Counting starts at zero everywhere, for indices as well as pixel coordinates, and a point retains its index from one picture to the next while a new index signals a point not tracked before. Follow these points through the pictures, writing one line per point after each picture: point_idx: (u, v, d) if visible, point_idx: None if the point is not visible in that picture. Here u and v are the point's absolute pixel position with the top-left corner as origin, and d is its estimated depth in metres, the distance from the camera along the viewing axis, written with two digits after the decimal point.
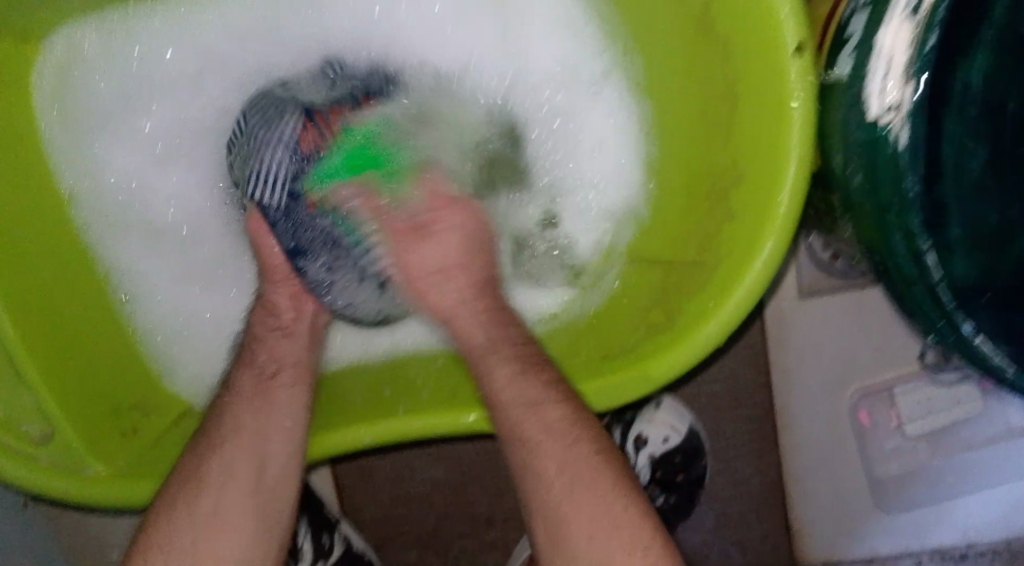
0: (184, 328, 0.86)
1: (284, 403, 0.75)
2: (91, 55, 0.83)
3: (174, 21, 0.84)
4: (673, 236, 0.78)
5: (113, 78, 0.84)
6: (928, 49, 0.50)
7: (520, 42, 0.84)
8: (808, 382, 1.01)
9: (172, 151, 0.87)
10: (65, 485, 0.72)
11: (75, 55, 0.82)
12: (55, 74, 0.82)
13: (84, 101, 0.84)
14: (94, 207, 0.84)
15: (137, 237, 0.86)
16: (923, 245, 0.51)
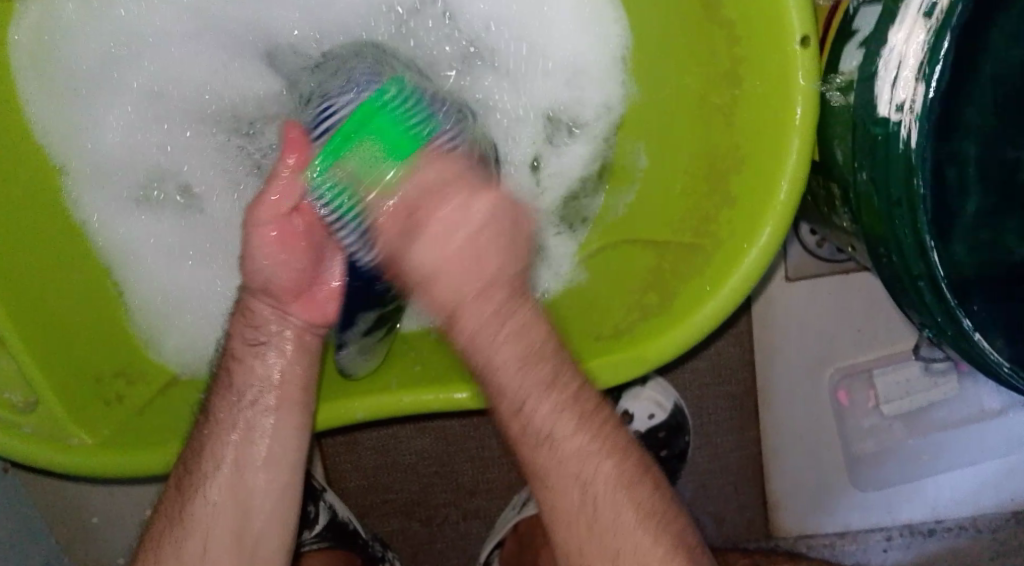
0: (169, 296, 0.84)
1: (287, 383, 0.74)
2: (74, 18, 0.80)
3: None
4: (663, 221, 0.79)
5: (99, 39, 0.81)
6: (944, 51, 0.49)
7: (537, 18, 0.83)
8: (790, 360, 1.03)
9: (169, 117, 0.84)
10: (49, 454, 0.72)
11: (55, 17, 0.79)
12: (33, 33, 0.78)
13: (65, 63, 0.80)
14: (78, 170, 0.81)
15: (117, 201, 0.83)
16: (929, 240, 0.51)
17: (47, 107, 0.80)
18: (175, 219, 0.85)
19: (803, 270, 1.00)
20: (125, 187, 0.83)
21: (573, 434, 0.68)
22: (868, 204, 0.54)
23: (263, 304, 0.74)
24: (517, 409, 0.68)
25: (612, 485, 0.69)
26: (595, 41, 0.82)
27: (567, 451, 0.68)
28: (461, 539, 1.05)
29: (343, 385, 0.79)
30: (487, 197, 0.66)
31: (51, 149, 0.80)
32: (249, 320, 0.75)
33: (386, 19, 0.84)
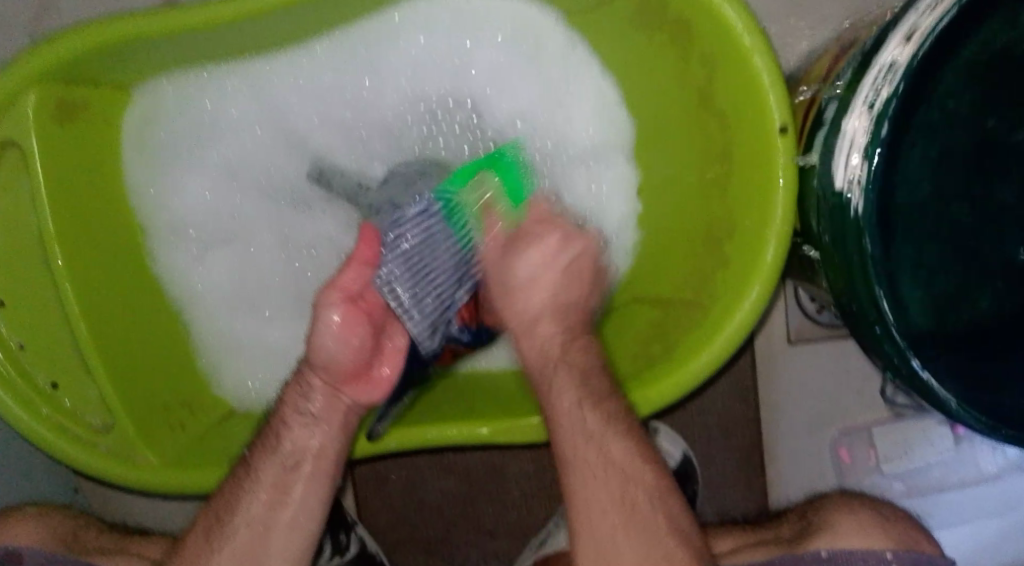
0: (231, 343, 0.95)
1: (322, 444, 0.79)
2: (171, 105, 0.91)
3: (243, 74, 0.91)
4: (669, 281, 0.88)
5: (190, 120, 0.92)
6: (884, 134, 0.59)
7: (562, 114, 0.92)
8: (792, 418, 1.10)
9: (244, 187, 0.95)
10: (120, 472, 0.82)
11: (158, 104, 0.91)
12: (140, 115, 0.91)
13: (158, 139, 0.92)
14: (163, 229, 0.93)
15: (194, 254, 0.94)
16: (879, 291, 0.60)
17: (142, 177, 0.92)
18: (243, 278, 0.96)
19: (804, 334, 1.07)
20: (197, 243, 0.94)
21: (619, 441, 0.75)
22: (831, 261, 0.64)
23: (319, 382, 0.79)
24: (574, 417, 0.76)
25: (655, 505, 0.75)
26: (612, 132, 0.92)
27: (616, 456, 0.75)
28: None
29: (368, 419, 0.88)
30: (559, 233, 0.77)
31: (142, 212, 0.93)
32: (302, 395, 0.80)
33: (437, 95, 0.94)
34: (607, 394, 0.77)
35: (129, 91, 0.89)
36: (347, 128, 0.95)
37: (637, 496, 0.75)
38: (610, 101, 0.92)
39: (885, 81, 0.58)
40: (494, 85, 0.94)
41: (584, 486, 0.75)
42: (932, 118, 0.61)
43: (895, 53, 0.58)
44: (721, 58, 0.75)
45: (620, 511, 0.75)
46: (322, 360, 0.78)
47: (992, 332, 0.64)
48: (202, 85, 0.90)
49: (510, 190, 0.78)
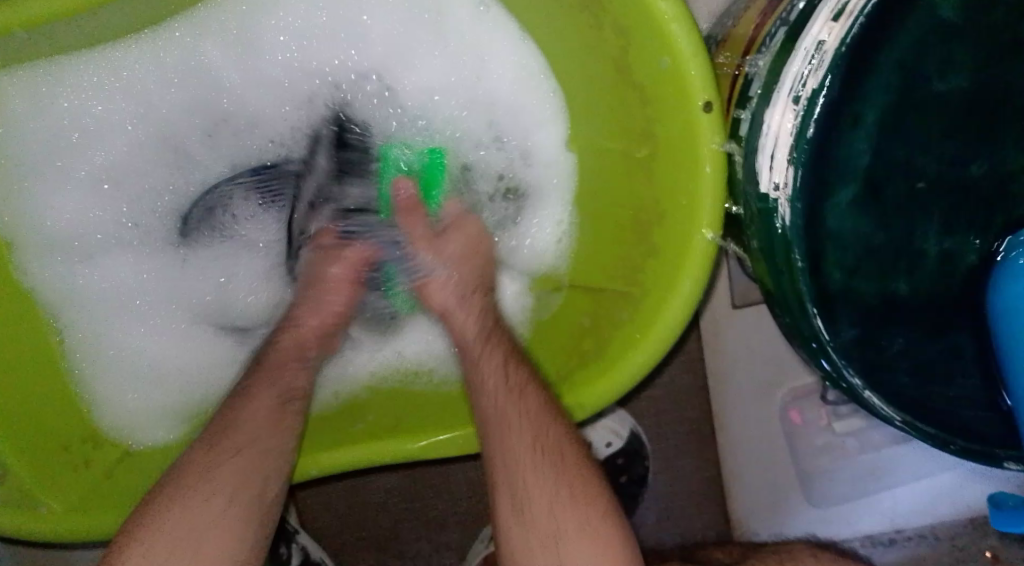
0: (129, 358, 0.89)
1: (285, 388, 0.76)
2: (21, 106, 0.80)
3: (105, 73, 0.81)
4: (601, 268, 0.82)
5: (51, 127, 0.82)
6: (811, 134, 0.53)
7: (479, 87, 0.85)
8: (741, 385, 1.06)
9: (131, 187, 0.88)
10: (18, 524, 0.75)
11: (2, 112, 0.79)
12: None
13: (16, 148, 0.82)
14: (37, 248, 0.84)
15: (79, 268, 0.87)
16: (811, 307, 0.55)
17: (7, 191, 0.83)
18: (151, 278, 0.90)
19: (748, 297, 1.03)
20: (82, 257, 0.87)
21: (528, 395, 0.72)
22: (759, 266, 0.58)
23: (309, 314, 0.82)
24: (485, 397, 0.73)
25: (559, 450, 0.70)
26: (533, 105, 0.85)
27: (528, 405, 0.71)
28: None
29: (333, 423, 0.85)
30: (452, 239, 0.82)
31: (9, 229, 0.83)
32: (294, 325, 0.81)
33: (342, 72, 0.87)
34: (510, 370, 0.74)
35: None
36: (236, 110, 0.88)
37: (546, 439, 0.70)
38: (525, 72, 0.84)
39: (812, 68, 0.52)
40: (400, 59, 0.86)
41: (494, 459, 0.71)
42: (873, 99, 0.54)
43: (821, 35, 0.52)
44: (633, 28, 0.68)
45: (532, 451, 0.70)
46: (318, 277, 0.84)
47: (930, 322, 0.61)
48: (53, 84, 0.79)
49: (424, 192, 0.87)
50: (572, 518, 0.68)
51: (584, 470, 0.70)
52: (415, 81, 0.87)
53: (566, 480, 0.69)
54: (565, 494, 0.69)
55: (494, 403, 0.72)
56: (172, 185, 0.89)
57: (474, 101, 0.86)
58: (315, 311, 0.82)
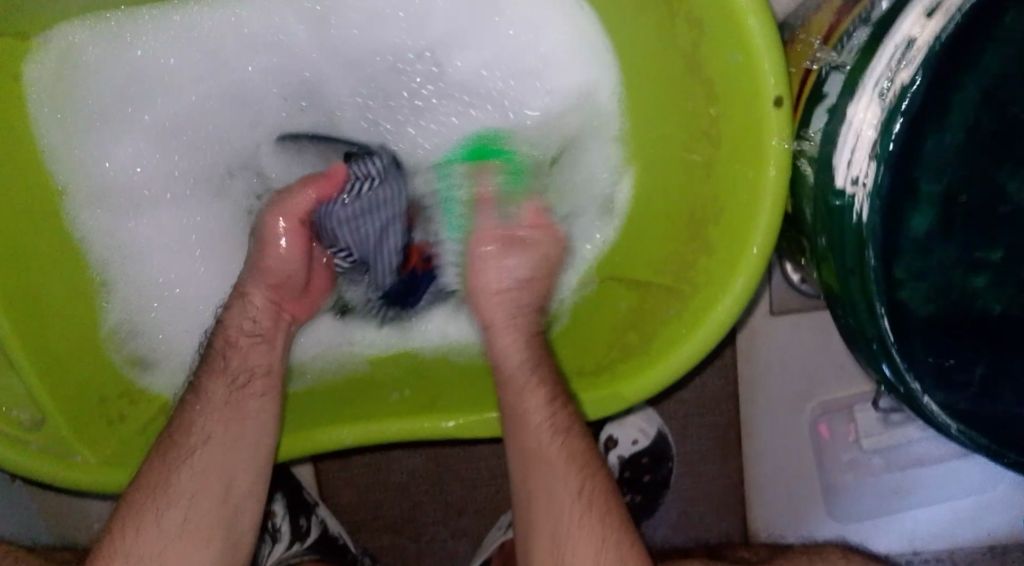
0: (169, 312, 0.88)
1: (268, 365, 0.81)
2: (93, 52, 0.83)
3: (175, 23, 0.83)
4: (650, 262, 0.82)
5: (119, 75, 0.85)
6: (896, 132, 0.52)
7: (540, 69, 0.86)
8: (772, 394, 1.05)
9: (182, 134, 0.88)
10: (52, 470, 0.76)
11: (75, 54, 0.82)
12: (59, 65, 0.82)
13: (81, 94, 0.84)
14: (89, 191, 0.85)
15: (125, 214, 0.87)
16: (880, 308, 0.54)
17: (63, 138, 0.84)
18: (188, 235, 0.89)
19: (786, 304, 1.02)
20: (123, 208, 0.87)
21: (542, 387, 0.75)
22: (827, 265, 0.58)
23: (261, 291, 0.82)
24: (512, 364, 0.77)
25: (571, 443, 0.74)
26: (590, 96, 0.85)
27: (536, 406, 0.75)
28: (447, 556, 1.09)
29: (355, 392, 0.85)
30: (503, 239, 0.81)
31: (61, 177, 0.84)
32: (245, 313, 0.81)
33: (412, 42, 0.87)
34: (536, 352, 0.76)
35: (44, 39, 0.80)
36: (293, 67, 0.87)
37: (556, 437, 0.74)
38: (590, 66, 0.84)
39: (901, 65, 0.51)
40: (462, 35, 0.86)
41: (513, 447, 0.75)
42: (958, 100, 0.54)
43: (913, 31, 0.51)
44: (708, 18, 0.67)
45: (541, 445, 0.75)
46: (271, 270, 0.82)
47: (996, 336, 0.60)
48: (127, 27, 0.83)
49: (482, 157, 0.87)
50: (574, 499, 0.74)
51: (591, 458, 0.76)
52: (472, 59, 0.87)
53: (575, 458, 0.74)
54: (569, 479, 0.74)
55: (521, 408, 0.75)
56: (221, 139, 0.88)
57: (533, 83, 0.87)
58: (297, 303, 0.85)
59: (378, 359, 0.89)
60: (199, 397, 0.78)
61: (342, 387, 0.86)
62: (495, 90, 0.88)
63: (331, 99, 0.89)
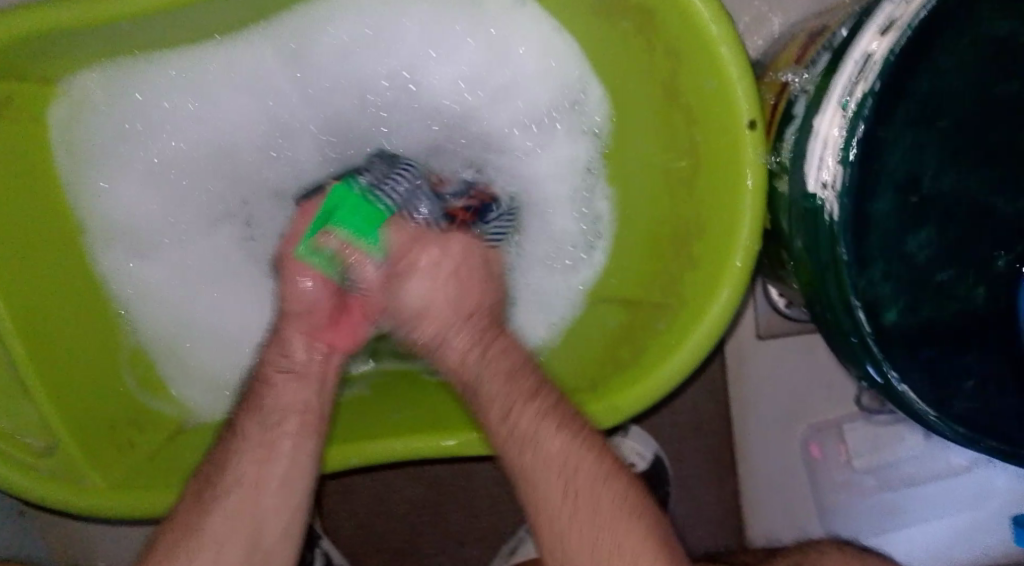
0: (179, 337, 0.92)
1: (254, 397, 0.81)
2: (103, 98, 0.86)
3: (179, 69, 0.86)
4: (637, 281, 0.85)
5: (126, 120, 0.88)
6: (859, 138, 0.57)
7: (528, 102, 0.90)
8: (764, 416, 1.07)
9: (184, 173, 0.92)
10: (64, 495, 0.77)
11: (87, 99, 0.85)
12: (72, 110, 0.84)
13: (89, 137, 0.86)
14: (98, 229, 0.88)
15: (131, 251, 0.90)
16: (854, 301, 0.58)
17: (76, 178, 0.87)
18: (195, 269, 0.94)
19: (773, 329, 1.04)
20: (130, 244, 0.90)
21: (557, 433, 0.70)
22: (803, 266, 0.62)
23: (296, 332, 0.78)
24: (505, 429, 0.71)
25: (599, 484, 0.70)
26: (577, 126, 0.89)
27: (552, 451, 0.70)
28: None
29: (362, 413, 0.88)
30: (432, 249, 0.76)
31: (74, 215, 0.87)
32: (283, 350, 0.78)
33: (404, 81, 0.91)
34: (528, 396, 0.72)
35: (60, 86, 0.83)
36: (293, 107, 0.92)
37: (579, 482, 0.69)
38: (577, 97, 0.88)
39: (861, 75, 0.56)
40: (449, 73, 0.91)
41: (535, 504, 0.70)
42: (918, 110, 0.58)
43: (870, 47, 0.56)
44: (683, 49, 0.72)
45: (565, 496, 0.70)
46: (298, 307, 0.77)
47: (964, 331, 0.63)
48: (134, 74, 0.85)
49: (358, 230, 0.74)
50: (622, 540, 0.68)
51: (628, 491, 0.70)
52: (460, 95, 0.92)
53: (608, 497, 0.69)
54: (609, 525, 0.68)
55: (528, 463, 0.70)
56: (224, 175, 0.93)
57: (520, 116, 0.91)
58: (341, 332, 0.80)
59: (377, 386, 0.93)
60: (237, 437, 0.76)
61: (356, 407, 0.89)
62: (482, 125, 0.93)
63: (310, 140, 0.94)
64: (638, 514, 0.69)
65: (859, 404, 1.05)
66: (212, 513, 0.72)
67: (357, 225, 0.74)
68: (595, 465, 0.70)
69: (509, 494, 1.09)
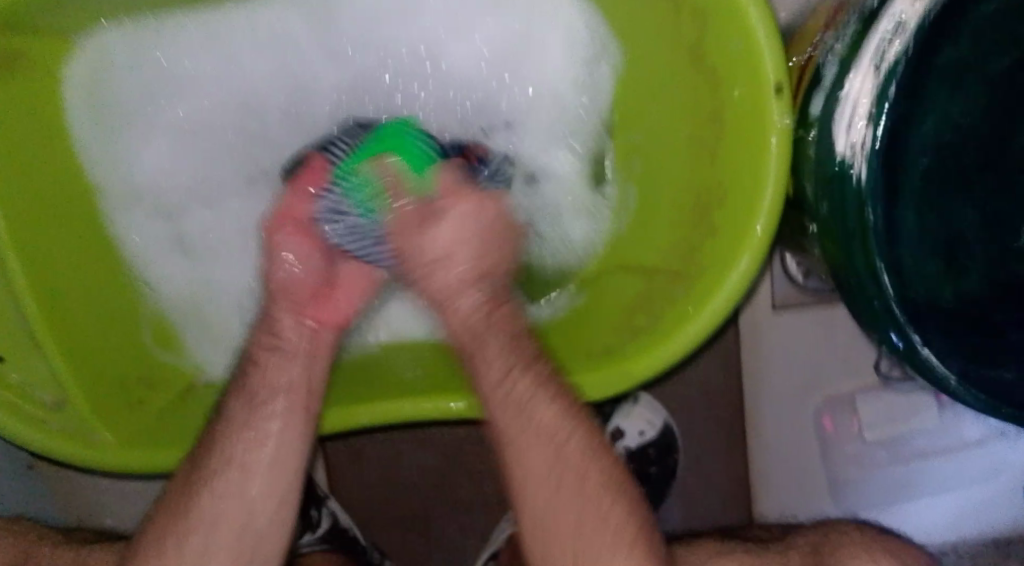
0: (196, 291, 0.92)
1: (285, 377, 0.77)
2: (121, 57, 0.85)
3: (201, 28, 0.86)
4: (654, 246, 0.84)
5: (146, 80, 0.88)
6: (891, 95, 0.55)
7: (541, 72, 0.90)
8: (776, 386, 1.06)
9: (205, 132, 0.92)
10: (75, 450, 0.77)
11: (107, 56, 0.84)
12: (88, 69, 0.84)
13: (107, 96, 0.86)
14: (114, 188, 0.88)
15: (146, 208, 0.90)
16: (880, 266, 0.57)
17: (87, 132, 0.85)
18: (209, 226, 0.93)
19: (788, 301, 1.04)
20: (147, 202, 0.90)
21: (549, 405, 0.72)
22: (828, 232, 0.60)
23: (285, 312, 0.78)
24: (500, 390, 0.72)
25: (587, 458, 0.72)
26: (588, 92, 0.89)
27: (542, 421, 0.72)
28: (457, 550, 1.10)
29: (371, 373, 0.87)
30: (464, 206, 0.73)
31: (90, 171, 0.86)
32: (273, 332, 0.78)
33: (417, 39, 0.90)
34: (529, 359, 0.74)
35: (76, 46, 0.82)
36: (308, 67, 0.91)
37: (569, 453, 0.71)
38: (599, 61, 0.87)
39: (895, 36, 0.55)
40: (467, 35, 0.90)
41: (517, 466, 0.72)
42: (948, 74, 0.58)
43: (905, 6, 0.54)
44: (708, 12, 0.71)
45: (553, 467, 0.71)
46: (283, 288, 0.78)
47: (988, 301, 0.62)
48: (150, 32, 0.84)
49: (408, 159, 0.75)
50: (587, 509, 0.71)
51: (611, 471, 0.73)
52: (475, 59, 0.91)
53: (593, 475, 0.72)
54: (587, 501, 0.71)
55: (515, 430, 0.72)
56: (242, 132, 0.92)
57: (530, 85, 0.91)
58: (326, 310, 0.80)
59: (390, 346, 0.92)
60: (226, 419, 0.75)
61: (361, 367, 0.89)
62: (491, 90, 0.92)
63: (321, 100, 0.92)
64: (619, 492, 0.72)
65: (879, 369, 1.05)
66: (229, 471, 0.73)
67: (399, 149, 0.77)
68: (583, 439, 0.72)
69: None
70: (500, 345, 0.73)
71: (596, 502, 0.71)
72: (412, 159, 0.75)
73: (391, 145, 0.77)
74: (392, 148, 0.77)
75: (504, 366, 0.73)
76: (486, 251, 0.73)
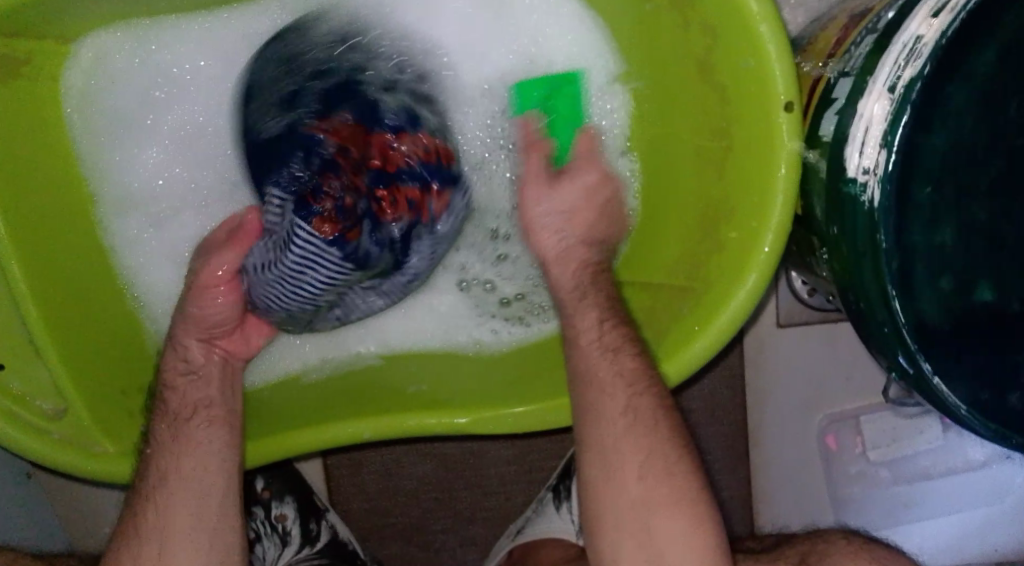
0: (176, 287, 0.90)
1: (210, 399, 0.80)
2: (114, 59, 0.84)
3: (199, 31, 0.85)
4: (659, 262, 0.84)
5: (141, 84, 0.86)
6: (905, 120, 0.54)
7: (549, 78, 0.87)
8: (780, 403, 1.06)
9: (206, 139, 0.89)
10: (75, 456, 0.78)
11: (102, 60, 0.83)
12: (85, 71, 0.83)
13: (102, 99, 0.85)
14: (110, 196, 0.87)
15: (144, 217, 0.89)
16: (891, 291, 0.56)
17: (89, 137, 0.85)
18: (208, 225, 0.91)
19: (794, 317, 1.02)
20: (143, 211, 0.89)
21: (626, 396, 0.73)
22: (838, 253, 0.60)
23: (193, 340, 0.82)
24: (593, 335, 0.76)
25: (649, 428, 0.72)
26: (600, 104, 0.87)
27: (614, 415, 0.73)
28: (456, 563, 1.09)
29: (373, 386, 0.87)
30: (598, 173, 0.84)
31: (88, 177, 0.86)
32: (178, 355, 0.81)
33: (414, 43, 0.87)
34: (615, 344, 0.75)
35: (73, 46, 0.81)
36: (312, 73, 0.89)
37: (633, 419, 0.72)
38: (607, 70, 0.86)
39: (909, 59, 0.54)
40: (476, 43, 0.88)
41: (584, 451, 0.74)
42: (962, 94, 0.57)
43: (921, 29, 0.54)
44: (721, 23, 0.71)
45: (622, 420, 0.73)
46: (196, 319, 0.82)
47: (997, 324, 0.62)
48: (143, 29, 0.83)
49: (558, 143, 0.87)
50: (659, 488, 0.71)
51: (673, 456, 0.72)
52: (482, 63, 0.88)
53: (659, 461, 0.72)
54: (659, 480, 0.71)
55: (598, 420, 0.73)
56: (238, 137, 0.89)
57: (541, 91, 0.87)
58: (235, 341, 0.85)
59: (389, 356, 0.91)
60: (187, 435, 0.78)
61: (363, 379, 0.88)
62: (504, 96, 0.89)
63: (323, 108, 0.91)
64: (683, 469, 0.72)
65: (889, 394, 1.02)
66: None
67: (558, 115, 0.87)
68: (654, 404, 0.73)
69: (518, 474, 1.08)
70: (591, 325, 0.77)
71: (662, 485, 0.71)
72: (561, 145, 0.87)
73: (558, 111, 0.87)
74: (546, 113, 0.87)
75: (592, 337, 0.76)
76: (590, 227, 0.82)
